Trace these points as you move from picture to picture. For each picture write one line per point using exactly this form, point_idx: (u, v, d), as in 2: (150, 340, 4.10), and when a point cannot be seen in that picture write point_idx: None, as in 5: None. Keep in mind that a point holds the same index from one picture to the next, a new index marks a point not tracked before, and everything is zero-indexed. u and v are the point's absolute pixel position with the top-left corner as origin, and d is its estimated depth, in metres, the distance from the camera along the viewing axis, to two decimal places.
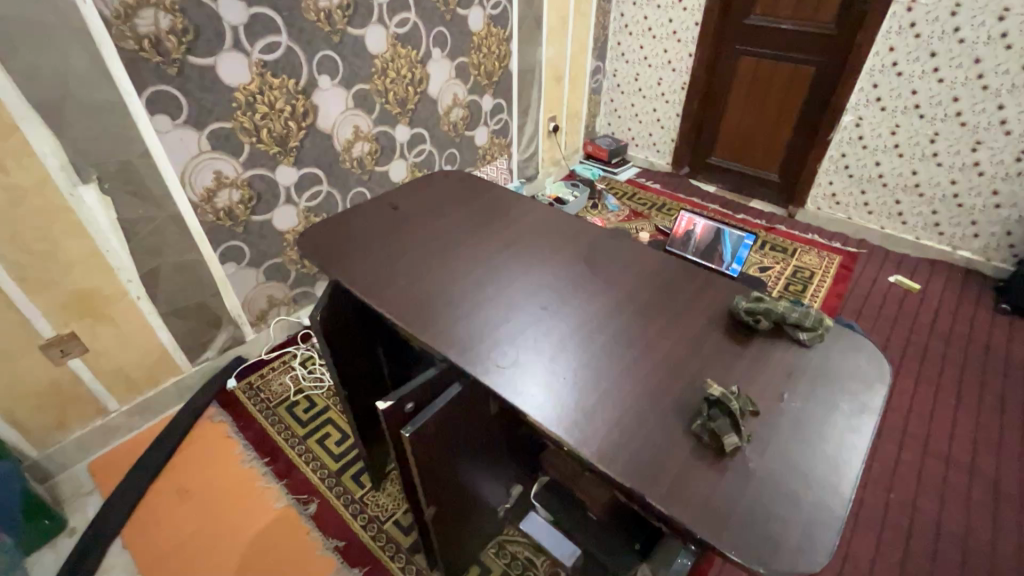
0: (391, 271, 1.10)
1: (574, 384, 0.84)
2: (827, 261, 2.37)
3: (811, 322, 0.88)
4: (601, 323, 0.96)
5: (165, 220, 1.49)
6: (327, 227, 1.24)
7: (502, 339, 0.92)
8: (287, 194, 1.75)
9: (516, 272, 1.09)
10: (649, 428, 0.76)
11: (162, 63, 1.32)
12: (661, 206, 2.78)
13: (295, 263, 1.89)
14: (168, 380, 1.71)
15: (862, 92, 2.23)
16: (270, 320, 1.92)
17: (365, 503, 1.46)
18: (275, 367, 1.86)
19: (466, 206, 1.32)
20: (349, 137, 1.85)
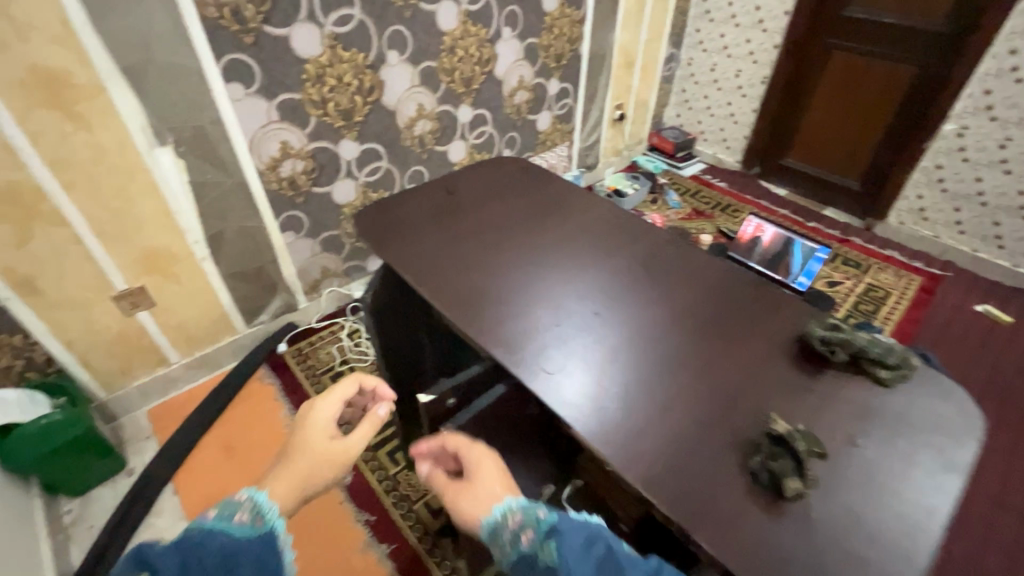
0: (444, 257, 1.09)
1: (623, 400, 0.80)
2: (905, 282, 2.18)
3: (894, 360, 0.80)
4: (657, 336, 0.90)
5: (232, 186, 1.53)
6: (385, 206, 1.23)
7: (550, 343, 0.89)
8: (348, 168, 1.76)
9: (570, 272, 1.05)
10: (701, 458, 0.71)
11: (239, 32, 1.34)
12: (726, 207, 2.64)
13: (350, 237, 1.92)
14: (225, 339, 1.79)
15: (970, 98, 2.01)
16: (322, 290, 1.97)
17: (399, 481, 1.48)
18: (323, 336, 1.91)
19: (524, 196, 1.28)
20: (412, 115, 1.83)
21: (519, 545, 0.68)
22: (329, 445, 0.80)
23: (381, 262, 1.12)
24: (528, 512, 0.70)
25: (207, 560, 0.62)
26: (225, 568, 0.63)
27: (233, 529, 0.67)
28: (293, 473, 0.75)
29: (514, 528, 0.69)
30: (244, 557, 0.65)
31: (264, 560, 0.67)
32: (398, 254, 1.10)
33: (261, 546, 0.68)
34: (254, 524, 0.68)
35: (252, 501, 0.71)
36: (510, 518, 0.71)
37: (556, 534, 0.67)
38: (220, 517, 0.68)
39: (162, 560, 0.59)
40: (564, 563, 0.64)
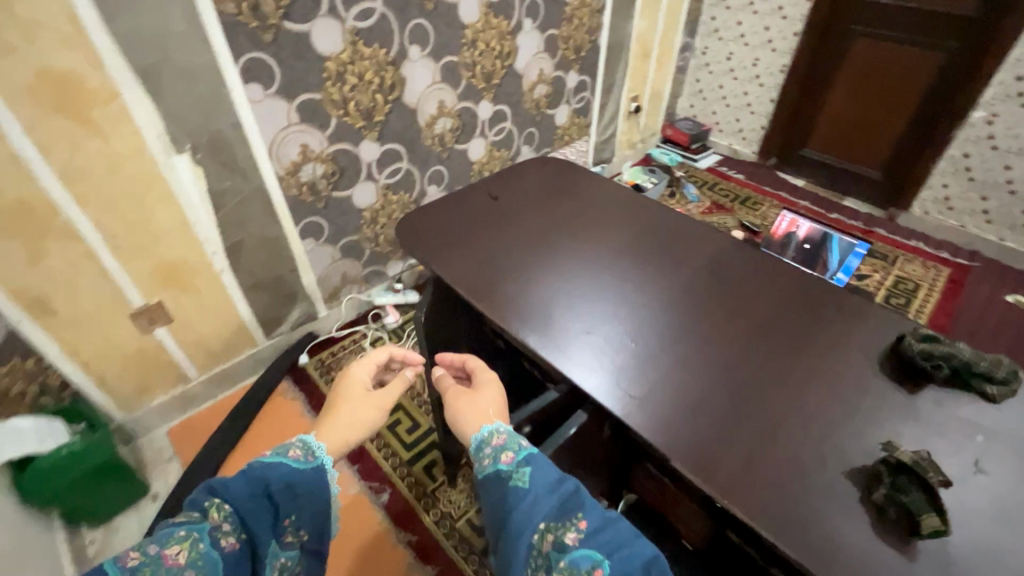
0: (495, 268, 1.02)
1: (716, 425, 0.74)
2: (934, 273, 2.15)
3: (1004, 374, 0.75)
4: (739, 350, 0.84)
5: (251, 193, 1.45)
6: (424, 212, 1.16)
7: (626, 363, 0.83)
8: (368, 170, 1.68)
9: (632, 282, 0.98)
10: (814, 491, 0.66)
11: (258, 28, 1.25)
12: (745, 199, 2.59)
13: (370, 242, 1.84)
14: (244, 352, 1.71)
15: (1001, 85, 1.96)
16: (342, 297, 1.89)
17: (438, 498, 1.43)
18: (346, 346, 1.84)
19: (570, 199, 1.21)
20: (433, 113, 1.75)
21: (498, 462, 0.75)
22: (369, 398, 0.88)
23: (428, 276, 1.05)
24: (512, 438, 0.78)
25: (275, 488, 0.68)
26: (290, 493, 0.69)
27: (291, 461, 0.72)
28: (339, 422, 0.83)
29: (496, 446, 0.77)
30: (305, 486, 0.71)
31: (318, 488, 0.73)
32: (447, 265, 1.03)
33: (315, 475, 0.73)
34: (308, 458, 0.74)
35: (303, 441, 0.76)
36: (495, 437, 0.79)
37: (531, 463, 0.73)
38: (276, 453, 0.73)
39: (235, 489, 0.64)
40: (532, 487, 0.71)
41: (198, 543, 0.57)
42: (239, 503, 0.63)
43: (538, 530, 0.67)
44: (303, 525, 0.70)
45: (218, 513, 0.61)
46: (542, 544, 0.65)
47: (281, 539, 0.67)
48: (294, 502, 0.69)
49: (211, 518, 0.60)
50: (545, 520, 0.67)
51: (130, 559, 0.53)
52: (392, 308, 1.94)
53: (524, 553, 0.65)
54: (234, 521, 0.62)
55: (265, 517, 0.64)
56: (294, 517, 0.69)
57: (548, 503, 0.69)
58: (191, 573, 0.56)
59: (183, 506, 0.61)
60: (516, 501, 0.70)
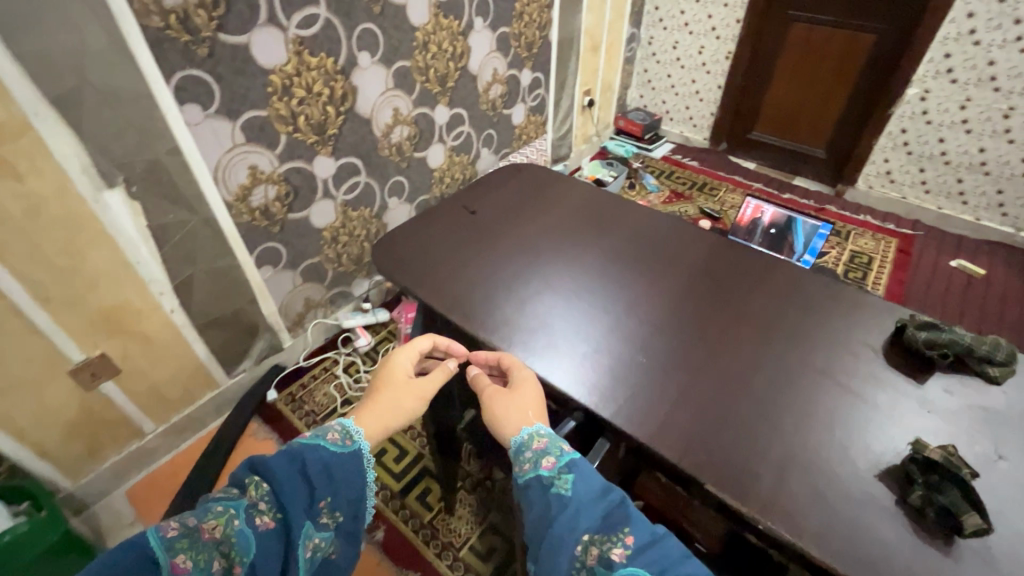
0: (485, 290, 0.96)
1: (744, 439, 0.71)
2: (884, 245, 2.26)
3: (1003, 355, 0.77)
4: (748, 355, 0.82)
5: (198, 223, 1.32)
6: (400, 235, 1.08)
7: (640, 382, 0.79)
8: (324, 187, 1.57)
9: (629, 292, 0.95)
10: (850, 499, 0.65)
11: (191, 43, 1.12)
12: (702, 185, 2.63)
13: (332, 262, 1.73)
14: (205, 395, 1.57)
15: (931, 62, 2.06)
16: (308, 324, 1.77)
17: (437, 528, 1.36)
18: (317, 375, 1.73)
19: (550, 208, 1.16)
20: (388, 122, 1.65)
21: (540, 468, 0.68)
22: (411, 386, 0.86)
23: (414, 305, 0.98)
24: (554, 442, 0.71)
25: (311, 471, 0.67)
26: (326, 476, 0.69)
27: (327, 445, 0.72)
28: (381, 409, 0.82)
29: (536, 451, 0.70)
30: (340, 470, 0.70)
31: (353, 474, 0.72)
32: (434, 292, 0.96)
33: (351, 461, 0.72)
34: (346, 443, 0.74)
35: (342, 424, 0.76)
36: (535, 441, 0.72)
37: (575, 470, 0.67)
38: (314, 436, 0.73)
39: (273, 468, 0.66)
40: (576, 494, 0.64)
41: (233, 520, 0.59)
42: (275, 481, 0.64)
43: (582, 541, 0.60)
44: (340, 507, 0.69)
45: (256, 491, 0.63)
46: (586, 557, 0.58)
47: (316, 520, 0.66)
48: (329, 484, 0.68)
49: (248, 495, 0.62)
50: (589, 531, 0.61)
51: (171, 528, 0.56)
52: (362, 330, 1.83)
53: (566, 567, 0.58)
54: (270, 500, 0.63)
55: (300, 497, 0.64)
56: (329, 500, 0.68)
57: (592, 512, 0.62)
58: (225, 547, 0.57)
59: (225, 480, 0.65)
60: (559, 510, 0.63)
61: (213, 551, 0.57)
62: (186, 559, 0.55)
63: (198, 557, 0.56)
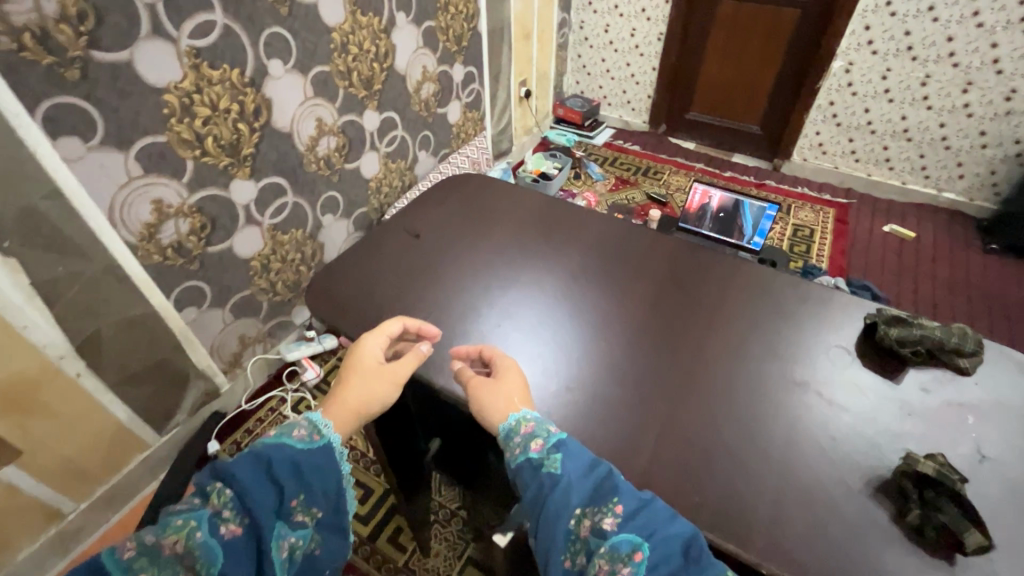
0: (441, 329, 0.87)
1: (733, 471, 0.67)
2: (823, 215, 2.32)
3: (972, 346, 0.76)
4: (725, 373, 0.78)
5: (98, 273, 1.14)
6: (339, 271, 0.97)
7: (618, 419, 0.73)
8: (247, 213, 1.41)
9: (595, 314, 0.88)
10: (847, 524, 0.61)
11: (57, 65, 0.95)
12: (646, 169, 2.62)
13: (266, 292, 1.57)
14: (134, 459, 1.40)
15: (853, 35, 2.11)
16: (246, 362, 1.61)
17: (413, 570, 1.27)
18: (263, 418, 1.59)
19: (502, 223, 1.07)
20: (312, 134, 1.50)
21: (528, 452, 0.63)
22: (383, 372, 0.77)
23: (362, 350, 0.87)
24: (542, 423, 0.66)
25: (280, 472, 0.63)
26: (299, 476, 0.64)
27: (294, 443, 0.67)
28: (349, 398, 0.74)
29: (524, 435, 0.65)
30: (310, 466, 0.66)
31: (326, 468, 0.68)
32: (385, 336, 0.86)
33: (325, 455, 0.68)
34: (314, 438, 0.68)
35: (309, 419, 0.70)
36: (523, 426, 0.67)
37: (564, 448, 0.63)
38: (279, 433, 0.68)
39: (237, 472, 0.60)
40: (566, 473, 0.60)
41: (195, 531, 0.54)
42: (240, 486, 0.59)
43: (574, 515, 0.57)
44: (315, 501, 0.65)
45: (219, 499, 0.58)
46: (579, 529, 0.56)
47: (290, 519, 0.62)
48: (300, 481, 0.64)
49: (211, 503, 0.57)
50: (581, 504, 0.58)
51: (126, 548, 0.52)
52: (308, 361, 1.69)
53: (561, 542, 0.56)
54: (235, 505, 0.58)
55: (269, 498, 0.60)
56: (302, 497, 0.64)
57: (583, 488, 0.59)
58: (189, 562, 0.53)
59: (189, 488, 0.60)
60: (551, 490, 0.59)
61: (177, 567, 0.53)
62: None
63: None
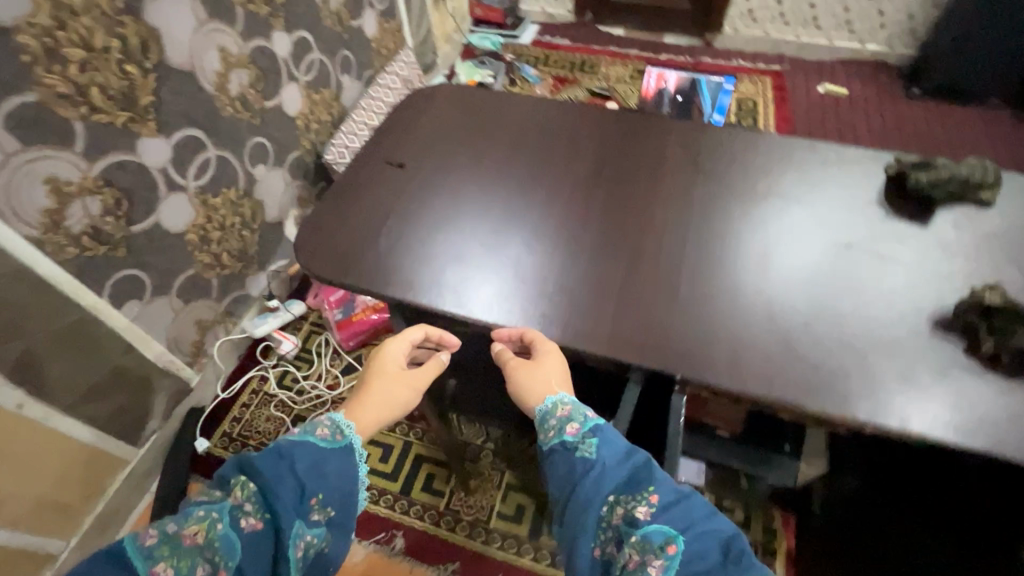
0: (471, 266, 0.76)
1: (813, 346, 0.66)
2: (762, 85, 2.32)
3: (993, 178, 0.77)
4: (777, 251, 0.75)
5: (3, 281, 0.92)
6: (327, 226, 0.82)
7: (688, 320, 0.69)
8: (167, 178, 1.18)
9: (629, 216, 0.81)
10: (931, 370, 0.63)
11: None
12: (582, 64, 2.47)
13: (213, 268, 1.36)
14: (116, 479, 1.25)
15: None
16: (211, 350, 1.43)
17: (458, 510, 1.26)
18: (249, 402, 1.45)
19: (496, 133, 0.93)
20: (218, 68, 1.24)
21: (564, 436, 0.60)
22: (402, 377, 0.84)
23: (386, 304, 0.76)
24: (580, 407, 0.62)
25: (300, 469, 0.67)
26: (316, 474, 0.68)
27: (315, 441, 0.71)
28: (369, 405, 0.80)
29: (560, 416, 0.62)
30: (329, 467, 0.69)
31: (343, 470, 0.70)
32: (414, 293, 0.74)
33: (341, 456, 0.71)
34: (336, 438, 0.73)
35: (332, 419, 0.75)
36: (560, 408, 0.62)
37: (601, 433, 0.59)
38: (303, 432, 0.72)
39: (260, 466, 0.65)
40: (601, 458, 0.57)
41: (217, 523, 0.59)
42: (263, 481, 0.64)
43: (607, 502, 0.55)
44: (331, 501, 0.68)
45: (241, 491, 0.63)
46: (610, 517, 0.54)
47: (306, 518, 0.65)
48: (319, 480, 0.68)
49: (234, 496, 0.62)
50: (614, 491, 0.55)
51: (150, 534, 0.58)
52: (281, 333, 1.54)
53: (590, 530, 0.53)
54: (255, 501, 0.62)
55: (287, 495, 0.64)
56: (320, 495, 0.67)
57: (619, 474, 0.56)
58: (208, 550, 0.58)
59: (216, 479, 0.65)
60: (584, 475, 0.57)
61: (195, 556, 0.57)
62: (167, 567, 0.56)
63: (180, 563, 0.57)
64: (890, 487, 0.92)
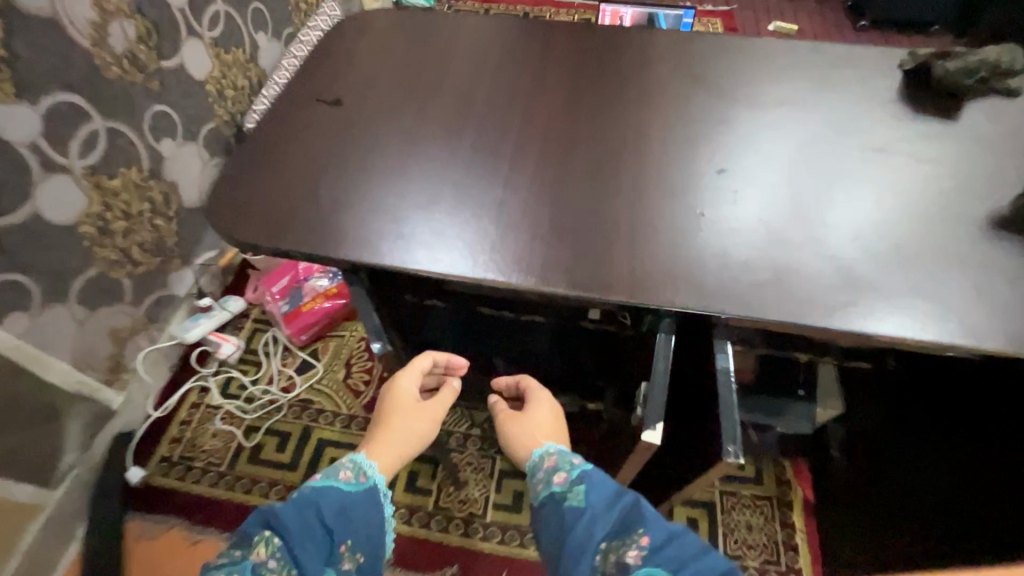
0: (442, 208, 0.60)
1: (869, 264, 0.55)
2: (713, 27, 2.22)
3: (1021, 63, 0.68)
4: (800, 161, 0.63)
5: None
6: (252, 182, 0.63)
7: (720, 247, 0.56)
8: (40, 156, 0.94)
9: (629, 133, 0.66)
10: (1001, 274, 0.54)
11: None
12: (525, 17, 2.29)
13: (121, 266, 1.14)
14: (30, 530, 1.03)
15: None
16: (134, 363, 1.21)
17: (449, 508, 1.12)
18: (189, 418, 1.24)
19: (453, 52, 0.76)
20: (92, 17, 1.00)
21: (552, 486, 0.59)
22: (418, 409, 0.75)
23: (339, 268, 0.59)
24: (565, 456, 0.62)
25: (326, 515, 0.57)
26: (343, 519, 0.59)
27: (340, 485, 0.62)
28: (394, 444, 0.70)
29: (548, 468, 0.61)
30: (356, 510, 0.61)
31: (369, 512, 0.62)
32: (375, 251, 0.57)
33: (368, 500, 0.63)
34: (360, 480, 0.64)
35: (354, 459, 0.66)
36: (547, 459, 0.63)
37: (587, 478, 0.57)
38: (324, 476, 0.62)
39: (285, 518, 0.54)
40: (590, 504, 0.55)
41: None
42: (289, 534, 0.53)
43: (600, 550, 0.51)
44: (361, 547, 0.58)
45: (266, 548, 0.51)
46: (605, 567, 0.50)
47: (337, 568, 0.55)
48: (346, 524, 0.59)
49: (256, 553, 0.51)
50: (605, 538, 0.52)
51: None
52: (218, 335, 1.33)
53: None
54: (282, 557, 0.51)
55: (316, 547, 0.54)
56: (350, 541, 0.58)
57: (609, 519, 0.53)
58: None
59: (235, 535, 0.53)
60: (574, 525, 0.54)
61: None
62: None
63: None
64: (909, 415, 0.87)
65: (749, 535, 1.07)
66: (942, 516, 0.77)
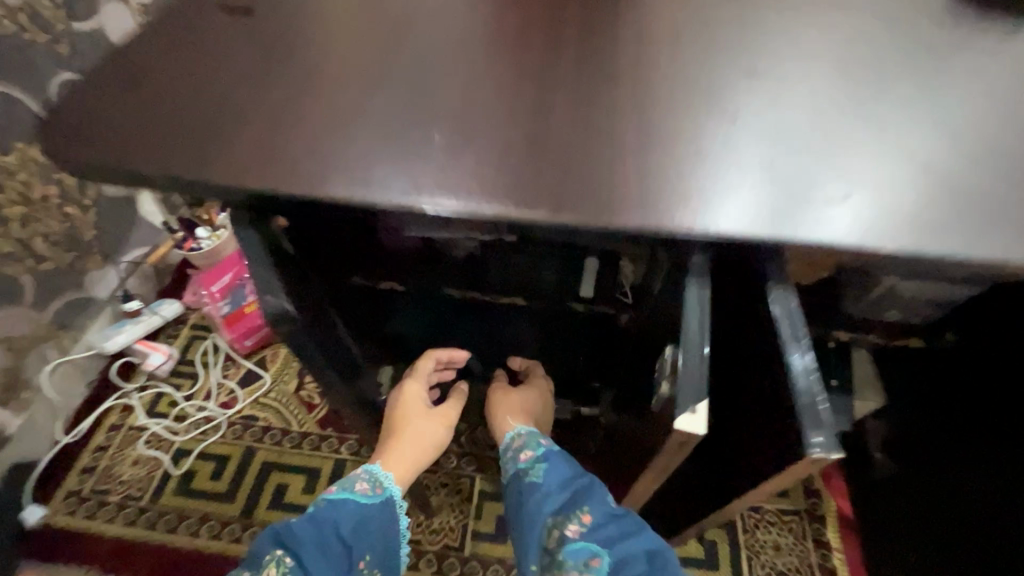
0: (378, 119, 0.43)
1: (968, 165, 0.40)
2: None
3: None
4: (858, 52, 0.48)
5: None
6: (125, 92, 0.46)
7: (765, 153, 0.40)
8: None
9: (629, 24, 0.50)
10: None
11: None
12: None
13: (15, 263, 0.93)
14: None
15: None
16: (37, 378, 1.01)
17: (419, 540, 0.94)
18: (106, 442, 1.04)
19: None
20: None
21: (517, 464, 0.56)
22: (434, 412, 0.67)
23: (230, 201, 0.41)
24: (534, 437, 0.58)
25: (345, 530, 0.53)
26: (362, 535, 0.54)
27: (357, 497, 0.57)
28: (408, 453, 0.62)
29: (517, 449, 0.58)
30: (376, 524, 0.57)
31: (389, 527, 0.58)
32: (290, 169, 0.40)
33: (387, 512, 0.59)
34: (380, 492, 0.59)
35: (368, 469, 0.60)
36: (517, 442, 0.59)
37: (551, 459, 0.54)
38: (342, 487, 0.58)
39: (300, 537, 0.49)
40: (546, 484, 0.52)
41: None
42: (304, 554, 0.48)
43: (546, 525, 0.49)
44: (379, 564, 0.55)
45: (279, 572, 0.46)
46: (547, 542, 0.48)
47: None
48: (366, 540, 0.54)
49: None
50: (552, 514, 0.50)
51: None
52: (146, 343, 1.13)
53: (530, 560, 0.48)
54: None
55: (335, 568, 0.49)
56: (369, 559, 0.54)
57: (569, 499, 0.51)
58: None
59: (245, 558, 0.48)
60: (526, 502, 0.51)
61: None
62: None
63: None
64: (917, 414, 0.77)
65: (778, 559, 0.90)
66: (1006, 532, 0.62)
